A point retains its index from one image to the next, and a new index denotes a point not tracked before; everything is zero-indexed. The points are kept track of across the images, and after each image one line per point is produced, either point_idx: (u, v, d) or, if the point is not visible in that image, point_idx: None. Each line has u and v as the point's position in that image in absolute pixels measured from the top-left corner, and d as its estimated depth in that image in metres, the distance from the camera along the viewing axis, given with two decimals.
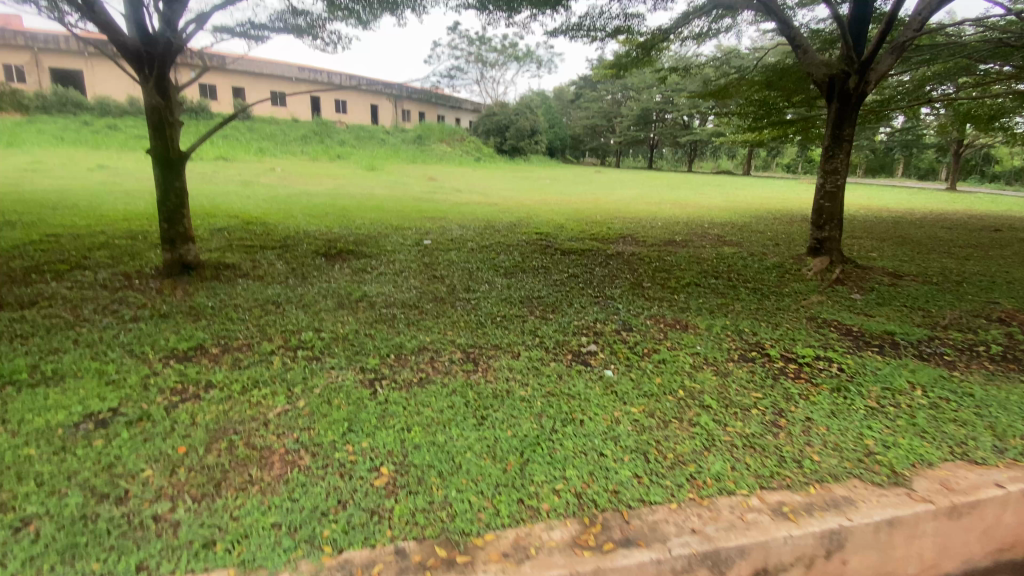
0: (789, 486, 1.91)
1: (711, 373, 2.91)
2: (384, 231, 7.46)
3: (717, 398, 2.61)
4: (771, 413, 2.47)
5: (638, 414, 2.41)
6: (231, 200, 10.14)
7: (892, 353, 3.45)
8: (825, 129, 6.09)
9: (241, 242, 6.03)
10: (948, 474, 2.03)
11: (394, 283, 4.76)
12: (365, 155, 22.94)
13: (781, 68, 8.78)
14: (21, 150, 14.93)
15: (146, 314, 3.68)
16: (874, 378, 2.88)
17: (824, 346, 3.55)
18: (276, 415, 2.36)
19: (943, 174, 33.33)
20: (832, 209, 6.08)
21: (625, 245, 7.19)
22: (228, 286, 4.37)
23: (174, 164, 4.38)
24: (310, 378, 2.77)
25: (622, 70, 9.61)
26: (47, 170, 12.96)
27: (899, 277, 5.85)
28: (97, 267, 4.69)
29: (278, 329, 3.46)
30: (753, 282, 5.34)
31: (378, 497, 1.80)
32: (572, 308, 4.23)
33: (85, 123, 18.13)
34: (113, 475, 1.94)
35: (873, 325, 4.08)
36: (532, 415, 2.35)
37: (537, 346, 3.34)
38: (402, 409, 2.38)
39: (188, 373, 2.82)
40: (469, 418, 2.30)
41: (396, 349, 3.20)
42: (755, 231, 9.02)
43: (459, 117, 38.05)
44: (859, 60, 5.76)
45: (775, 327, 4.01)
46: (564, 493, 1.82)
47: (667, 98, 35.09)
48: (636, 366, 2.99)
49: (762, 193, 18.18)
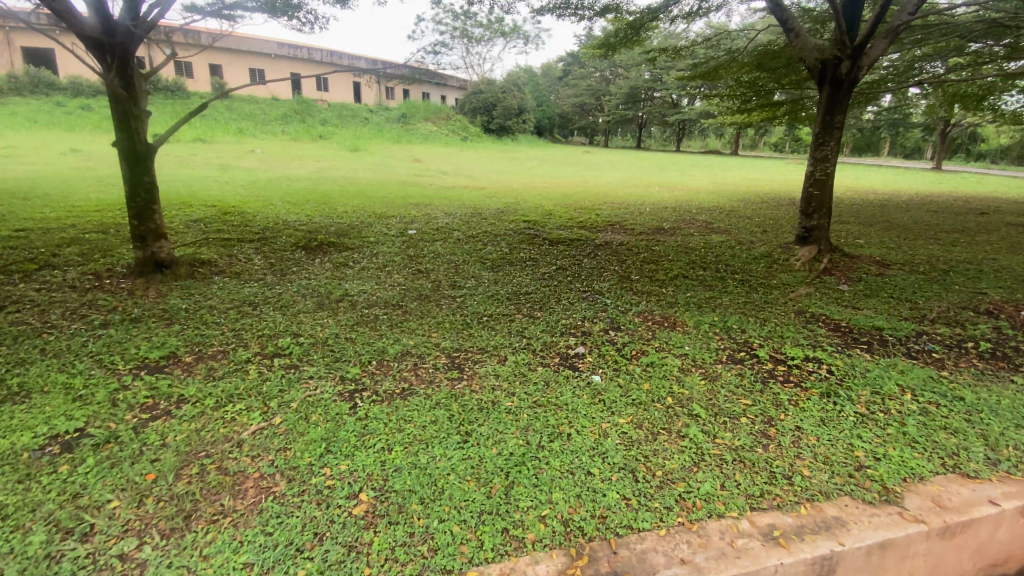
0: (780, 506, 1.88)
1: (700, 378, 2.86)
2: (368, 220, 7.28)
3: (706, 406, 2.56)
4: (760, 423, 2.43)
5: (625, 425, 2.34)
6: (209, 187, 9.82)
7: (880, 352, 3.43)
8: (816, 115, 6.01)
9: (218, 235, 5.84)
10: (940, 490, 2.02)
11: (377, 279, 4.64)
12: (349, 135, 22.41)
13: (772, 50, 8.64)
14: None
15: (117, 318, 3.53)
16: (864, 382, 2.86)
17: (814, 344, 3.51)
18: (251, 434, 2.26)
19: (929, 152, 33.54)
20: (822, 197, 6.04)
21: (613, 233, 7.10)
22: (203, 286, 4.21)
23: (142, 158, 4.17)
24: (287, 390, 2.67)
25: (610, 51, 9.40)
26: (16, 155, 12.45)
27: (886, 266, 5.85)
28: (66, 266, 4.49)
29: (255, 334, 3.34)
30: (742, 274, 5.30)
31: (356, 529, 1.73)
32: (559, 305, 4.15)
33: (56, 103, 17.42)
34: (78, 507, 1.83)
35: (862, 320, 4.07)
36: (518, 430, 2.28)
37: (524, 349, 3.26)
38: (383, 426, 2.29)
39: (159, 387, 2.69)
40: (453, 435, 2.23)
41: (378, 355, 3.11)
42: (743, 217, 8.98)
43: (444, 96, 37.37)
44: (852, 45, 5.67)
45: (765, 324, 3.96)
46: (551, 520, 1.76)
47: (656, 76, 34.67)
48: (624, 370, 2.93)
49: (750, 175, 18.14)
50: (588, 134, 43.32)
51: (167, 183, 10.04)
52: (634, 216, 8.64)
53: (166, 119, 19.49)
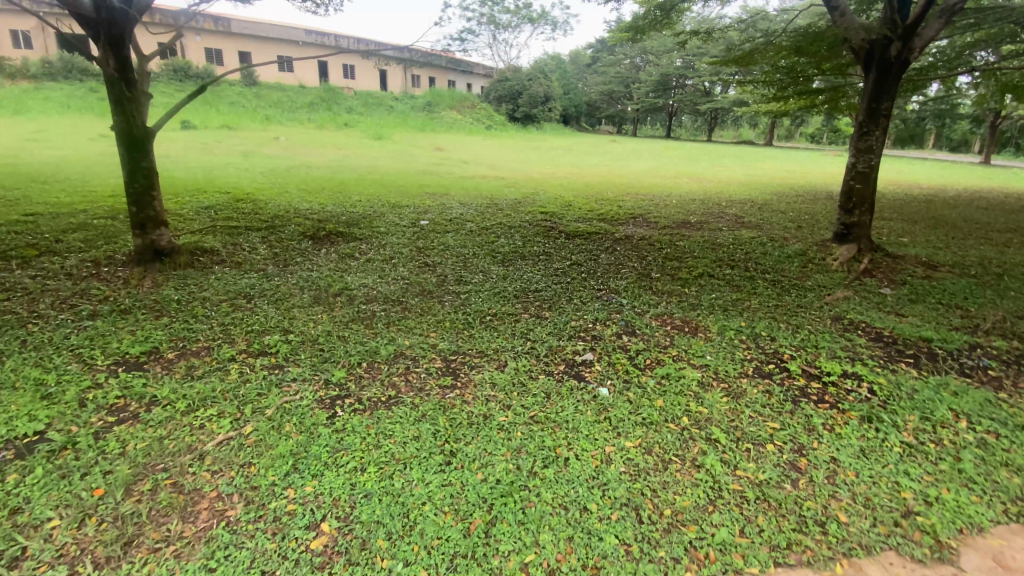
0: (809, 563, 1.60)
1: (721, 395, 2.55)
2: (381, 210, 7.09)
3: (727, 429, 2.26)
4: (789, 453, 2.12)
5: (632, 450, 2.06)
6: (228, 173, 9.79)
7: (929, 368, 3.05)
8: (860, 102, 5.53)
9: (226, 222, 5.72)
10: (1003, 545, 1.72)
11: (381, 272, 4.44)
12: (373, 123, 22.34)
13: (813, 32, 8.07)
14: (24, 119, 14.65)
15: (106, 309, 3.40)
16: (911, 405, 2.51)
17: (852, 356, 3.14)
18: (216, 445, 2.06)
19: (978, 145, 31.74)
20: (863, 192, 5.58)
21: (635, 227, 6.73)
22: (201, 276, 4.06)
23: (140, 142, 4.03)
24: (266, 393, 2.47)
25: (639, 36, 8.94)
26: (48, 139, 12.69)
27: (933, 268, 5.37)
28: (67, 254, 4.40)
29: (243, 330, 3.16)
30: (772, 274, 4.90)
31: (310, 569, 1.52)
32: (570, 305, 3.86)
33: (90, 89, 17.77)
34: (12, 527, 1.65)
35: (907, 330, 3.66)
36: (508, 451, 2.02)
37: (527, 354, 2.99)
38: (359, 441, 2.07)
39: (132, 387, 2.53)
40: (435, 455, 1.98)
41: (369, 356, 2.88)
42: (776, 212, 8.47)
43: (470, 83, 37.04)
44: (903, 25, 5.17)
45: (797, 331, 3.60)
46: (535, 569, 1.52)
47: (688, 63, 33.57)
48: (635, 383, 2.63)
49: (784, 167, 17.35)
50: (616, 123, 42.41)
51: (188, 169, 10.06)
52: (658, 209, 8.23)
53: (195, 106, 19.72)
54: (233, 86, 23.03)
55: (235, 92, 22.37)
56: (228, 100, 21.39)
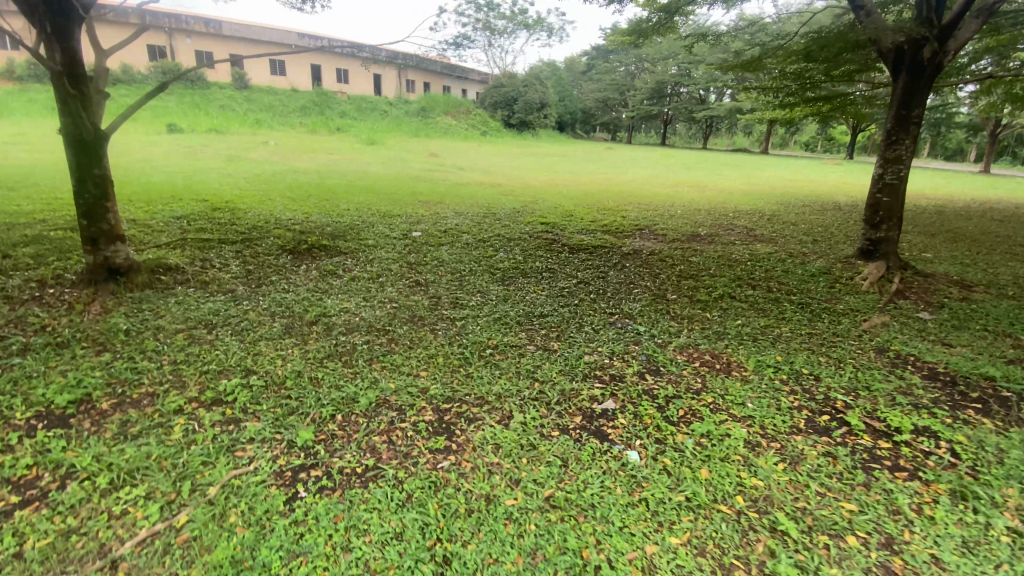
0: None
1: (776, 462, 2.08)
2: (370, 220, 6.62)
3: (794, 515, 1.79)
4: (878, 551, 1.66)
5: (680, 554, 1.59)
6: (211, 179, 9.28)
7: (1005, 418, 2.60)
8: (889, 108, 5.13)
9: (198, 234, 5.21)
10: None
11: (366, 293, 3.95)
12: (366, 128, 21.89)
13: (825, 36, 7.69)
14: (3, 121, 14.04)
15: (39, 342, 2.88)
16: (1007, 474, 2.06)
17: (915, 403, 2.69)
18: (137, 546, 1.58)
19: (973, 154, 31.79)
20: (891, 205, 5.18)
21: (642, 240, 6.29)
22: (159, 299, 3.55)
23: (92, 146, 3.50)
24: (212, 462, 1.97)
25: (642, 39, 8.58)
26: (24, 142, 12.15)
27: (967, 288, 4.96)
28: (10, 273, 3.87)
29: (198, 370, 2.65)
30: (799, 295, 4.46)
31: None
32: (580, 334, 3.40)
33: None
34: None
35: (964, 365, 3.22)
36: (521, 558, 1.55)
37: (535, 402, 2.50)
38: (323, 541, 1.58)
39: (49, 452, 2.02)
40: (425, 566, 1.50)
41: (346, 407, 2.39)
42: (786, 223, 8.09)
43: (465, 89, 36.78)
44: (938, 26, 4.79)
45: (841, 368, 3.15)
46: None
47: (684, 71, 33.45)
48: (671, 444, 2.16)
49: (785, 175, 17.08)
50: (610, 131, 42.26)
51: (169, 175, 9.52)
52: (665, 220, 7.81)
53: (183, 109, 19.17)
54: (223, 88, 22.50)
55: (225, 95, 21.84)
56: (218, 102, 20.85)
